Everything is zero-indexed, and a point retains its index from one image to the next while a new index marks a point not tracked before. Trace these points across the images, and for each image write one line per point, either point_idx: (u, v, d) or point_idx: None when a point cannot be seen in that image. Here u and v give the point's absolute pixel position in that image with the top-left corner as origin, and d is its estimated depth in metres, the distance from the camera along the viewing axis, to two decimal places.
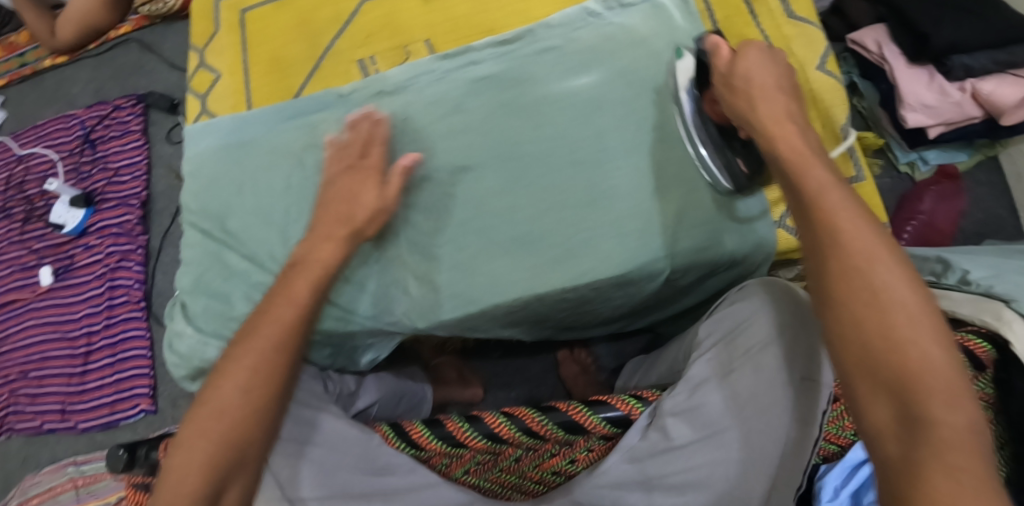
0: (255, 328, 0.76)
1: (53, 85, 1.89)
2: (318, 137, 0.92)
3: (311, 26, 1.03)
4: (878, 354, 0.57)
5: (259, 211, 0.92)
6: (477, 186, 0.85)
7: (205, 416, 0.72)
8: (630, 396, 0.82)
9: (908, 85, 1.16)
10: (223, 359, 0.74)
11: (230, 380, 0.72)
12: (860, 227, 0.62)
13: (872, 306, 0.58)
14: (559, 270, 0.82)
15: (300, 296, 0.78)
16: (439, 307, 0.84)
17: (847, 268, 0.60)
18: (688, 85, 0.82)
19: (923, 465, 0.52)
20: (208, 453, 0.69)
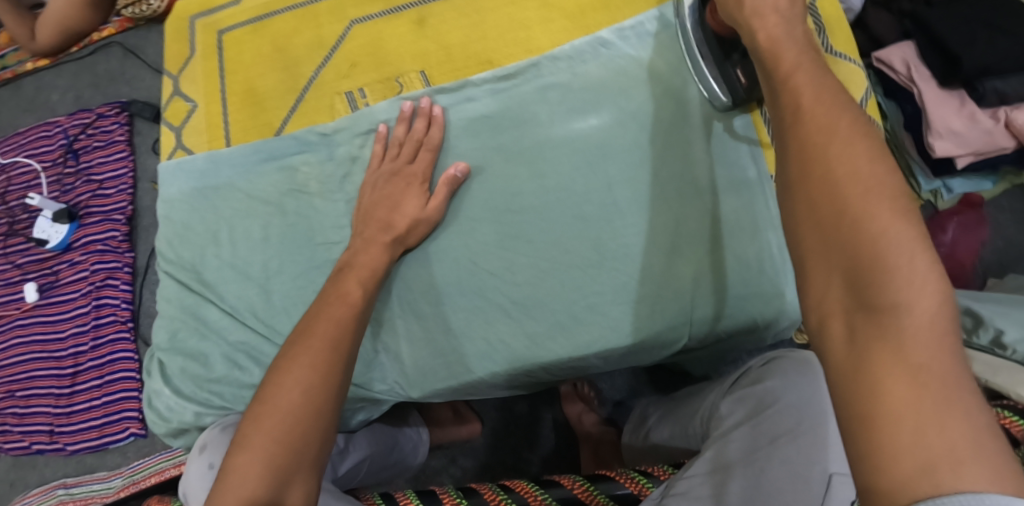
0: (310, 327, 0.66)
1: (34, 90, 1.81)
2: (302, 184, 0.87)
3: (290, 54, 0.96)
4: (829, 234, 0.46)
5: (238, 264, 0.86)
6: (469, 242, 0.79)
7: (252, 436, 0.59)
8: (639, 473, 0.75)
9: (937, 109, 1.07)
10: (313, 354, 0.64)
11: (327, 375, 0.63)
12: (830, 103, 0.51)
13: (826, 178, 0.47)
14: (562, 339, 0.76)
15: (338, 328, 0.67)
16: (433, 374, 0.79)
17: (805, 143, 0.49)
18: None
19: (875, 362, 0.42)
20: (262, 481, 0.57)
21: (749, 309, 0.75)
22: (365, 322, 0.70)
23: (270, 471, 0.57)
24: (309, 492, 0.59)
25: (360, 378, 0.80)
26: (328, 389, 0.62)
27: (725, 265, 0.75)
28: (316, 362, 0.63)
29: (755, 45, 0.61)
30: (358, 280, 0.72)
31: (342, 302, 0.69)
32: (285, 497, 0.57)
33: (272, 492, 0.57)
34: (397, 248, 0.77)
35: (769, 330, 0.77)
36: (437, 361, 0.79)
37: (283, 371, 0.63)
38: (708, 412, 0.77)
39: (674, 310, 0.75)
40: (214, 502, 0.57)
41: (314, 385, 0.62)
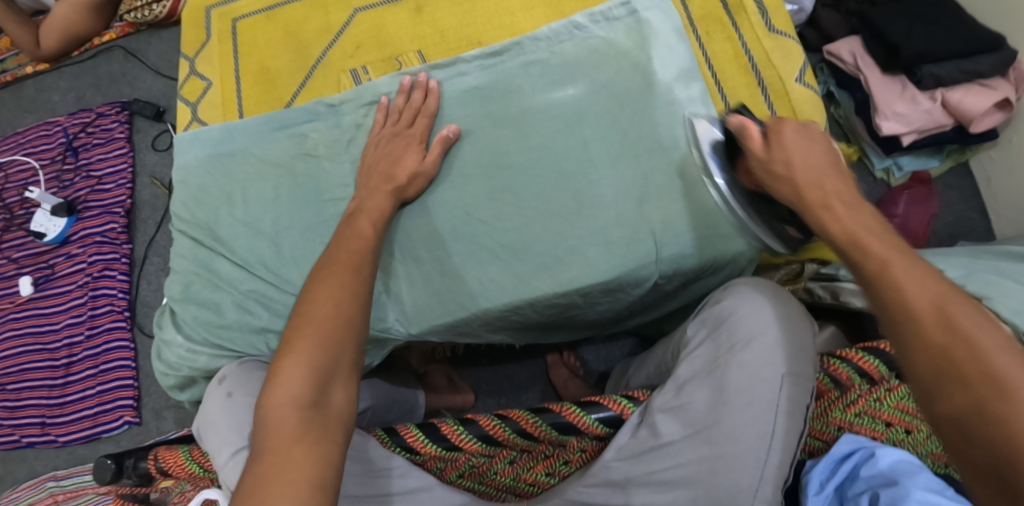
0: (335, 257, 0.75)
1: (34, 92, 1.87)
2: (310, 148, 0.95)
3: (299, 38, 1.05)
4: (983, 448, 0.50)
5: (250, 222, 0.93)
6: (463, 194, 0.87)
7: (296, 342, 0.66)
8: (621, 396, 0.83)
9: (882, 94, 1.20)
10: (340, 276, 0.72)
11: (353, 292, 0.71)
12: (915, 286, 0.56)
13: (931, 344, 0.54)
14: (548, 276, 0.84)
15: (350, 262, 0.74)
16: (431, 313, 0.86)
17: (939, 358, 0.53)
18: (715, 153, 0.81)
19: None
20: (306, 379, 0.64)
21: (713, 249, 0.84)
22: (375, 253, 0.78)
23: (315, 368, 0.65)
24: (348, 393, 0.66)
25: None
26: (358, 305, 0.71)
27: (693, 211, 0.84)
28: (343, 281, 0.72)
29: (831, 237, 0.64)
30: (369, 221, 0.80)
31: (357, 238, 0.78)
32: (328, 394, 0.65)
33: (316, 389, 0.64)
34: (400, 197, 0.85)
35: (734, 263, 0.86)
36: (434, 300, 0.86)
37: (315, 290, 0.71)
38: (677, 342, 0.87)
39: (643, 250, 0.83)
40: (264, 401, 0.64)
41: (344, 302, 0.70)
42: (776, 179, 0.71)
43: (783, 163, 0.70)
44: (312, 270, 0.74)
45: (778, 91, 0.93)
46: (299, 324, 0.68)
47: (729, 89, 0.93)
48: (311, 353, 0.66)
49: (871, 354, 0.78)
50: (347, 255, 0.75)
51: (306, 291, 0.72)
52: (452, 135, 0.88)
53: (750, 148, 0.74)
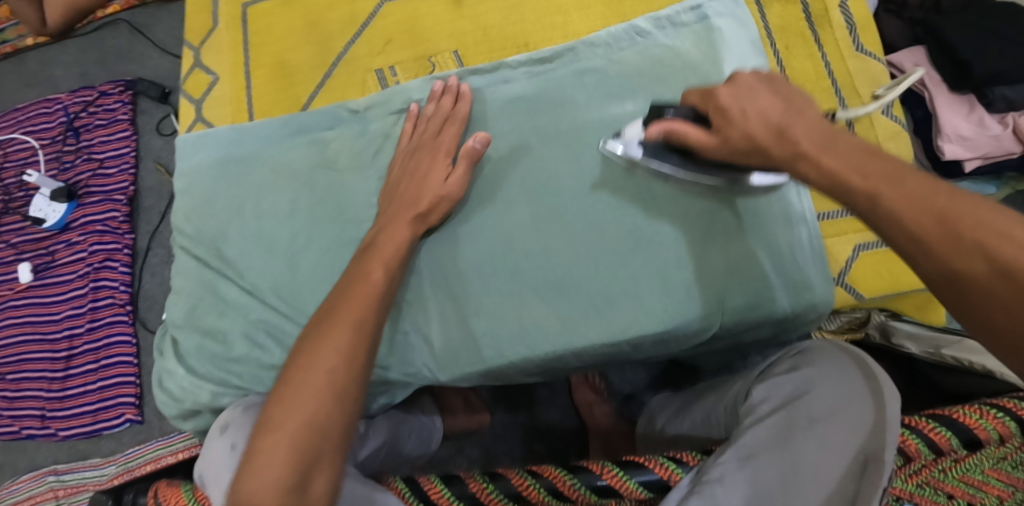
0: (335, 306, 0.67)
1: (36, 66, 1.76)
2: (331, 159, 0.84)
3: (322, 29, 0.93)
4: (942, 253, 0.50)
5: (261, 240, 0.83)
6: (505, 223, 0.77)
7: (280, 419, 0.60)
8: (669, 459, 0.73)
9: (946, 113, 0.99)
10: (338, 337, 0.65)
11: (351, 357, 0.64)
12: (880, 152, 0.55)
13: (995, 316, 0.47)
14: (598, 323, 0.74)
15: (350, 318, 0.66)
16: (466, 355, 0.77)
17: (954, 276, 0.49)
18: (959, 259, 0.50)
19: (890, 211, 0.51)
20: (286, 463, 0.58)
21: (784, 299, 0.75)
22: (387, 305, 0.70)
23: (299, 450, 0.59)
24: (332, 477, 0.60)
25: (389, 362, 0.78)
26: (352, 375, 0.64)
27: (762, 254, 0.75)
28: (341, 342, 0.64)
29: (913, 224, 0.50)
30: (385, 261, 0.71)
31: (364, 282, 0.69)
32: (308, 481, 0.58)
33: (297, 477, 0.58)
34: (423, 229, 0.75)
35: (804, 318, 0.77)
36: (469, 342, 0.77)
37: (309, 351, 0.64)
38: (736, 397, 0.81)
39: (706, 299, 0.74)
40: (242, 484, 0.58)
41: (338, 371, 0.63)
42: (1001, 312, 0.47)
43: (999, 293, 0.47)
44: (311, 322, 0.67)
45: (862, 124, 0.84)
46: (286, 394, 0.62)
47: None
48: (294, 433, 0.59)
49: (942, 422, 0.65)
50: (350, 309, 0.67)
51: (299, 352, 0.65)
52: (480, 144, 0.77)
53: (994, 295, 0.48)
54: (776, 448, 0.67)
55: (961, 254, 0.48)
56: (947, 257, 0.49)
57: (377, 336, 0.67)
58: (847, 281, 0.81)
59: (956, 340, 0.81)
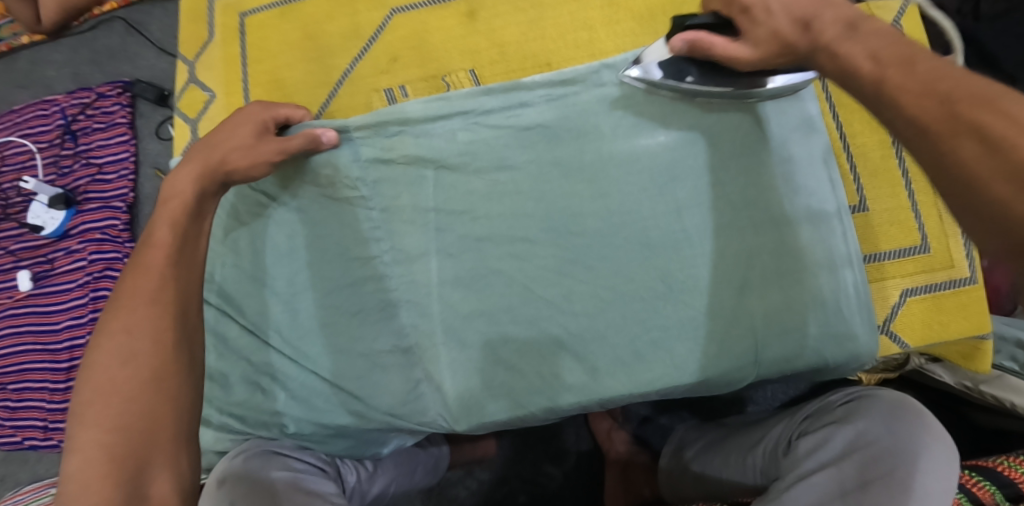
0: (126, 284, 0.63)
1: (29, 66, 1.65)
2: (328, 189, 0.76)
3: (321, 43, 0.87)
4: (936, 137, 0.47)
5: (260, 277, 0.78)
6: (525, 265, 0.72)
7: (82, 431, 0.57)
8: None
9: None
10: (131, 318, 0.62)
11: (151, 334, 0.61)
12: (906, 41, 0.52)
13: (986, 197, 0.45)
14: (624, 374, 0.69)
15: (145, 295, 0.63)
16: (483, 407, 0.72)
17: (942, 155, 0.47)
18: (950, 118, 0.47)
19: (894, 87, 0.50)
20: (105, 472, 0.55)
21: (825, 352, 0.69)
22: (188, 261, 0.67)
23: (112, 446, 0.57)
24: (176, 471, 0.58)
25: (400, 411, 0.73)
26: (161, 359, 0.61)
27: (804, 302, 0.69)
28: (127, 325, 0.61)
29: (916, 111, 0.48)
30: (168, 226, 0.67)
31: (154, 251, 0.65)
32: (147, 481, 0.56)
33: (123, 480, 0.55)
34: (216, 179, 0.71)
35: (842, 371, 0.71)
36: (486, 395, 0.72)
37: (102, 339, 0.61)
38: (777, 443, 0.75)
39: (742, 348, 0.68)
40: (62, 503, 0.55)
41: (136, 356, 0.60)
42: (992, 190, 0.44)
43: (1006, 171, 0.44)
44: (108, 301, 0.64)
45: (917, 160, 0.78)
46: (83, 395, 0.58)
47: (856, 146, 0.78)
48: (109, 434, 0.57)
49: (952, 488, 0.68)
50: (143, 284, 0.63)
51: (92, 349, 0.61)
52: (331, 144, 0.75)
53: (995, 160, 0.44)
54: None
55: (956, 132, 0.46)
56: (945, 136, 0.47)
57: (179, 304, 0.64)
58: (892, 330, 0.74)
59: (996, 376, 0.78)
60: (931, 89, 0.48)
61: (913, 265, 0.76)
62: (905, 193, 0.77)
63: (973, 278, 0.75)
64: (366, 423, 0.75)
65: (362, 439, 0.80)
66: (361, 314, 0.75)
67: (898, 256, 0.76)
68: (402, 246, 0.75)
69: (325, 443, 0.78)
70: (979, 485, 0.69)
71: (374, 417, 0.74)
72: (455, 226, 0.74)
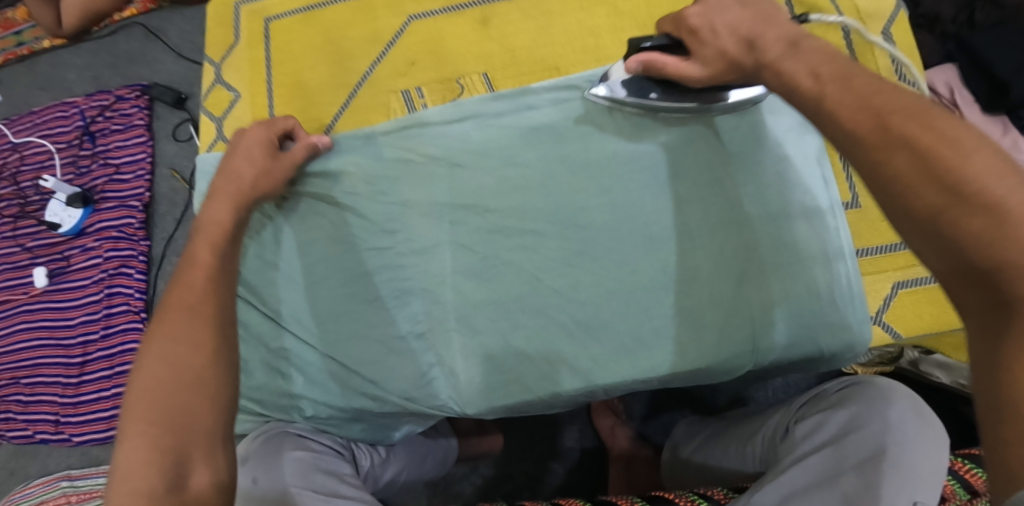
0: (171, 294, 0.65)
1: (49, 69, 1.68)
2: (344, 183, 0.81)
3: (342, 47, 0.91)
4: (872, 150, 0.49)
5: (281, 266, 0.82)
6: (534, 256, 0.76)
7: (130, 429, 0.57)
8: (695, 494, 0.75)
9: None
10: (176, 323, 0.63)
11: (194, 338, 0.63)
12: (840, 57, 0.55)
13: (918, 206, 0.47)
14: (628, 361, 0.73)
15: (190, 303, 0.65)
16: (493, 391, 0.75)
17: (878, 167, 0.49)
18: (881, 131, 0.49)
19: (832, 104, 0.53)
20: (153, 468, 0.55)
21: (819, 341, 0.72)
22: (229, 275, 0.69)
23: (158, 442, 0.57)
24: (214, 467, 0.58)
25: (414, 395, 0.77)
26: (206, 361, 0.62)
27: (801, 294, 0.72)
28: (176, 331, 0.63)
29: (851, 125, 0.51)
30: (208, 244, 0.70)
31: (196, 266, 0.68)
32: (188, 474, 0.56)
33: (168, 474, 0.55)
34: (248, 206, 0.75)
35: (835, 361, 0.75)
36: (495, 379, 0.75)
37: (149, 343, 0.62)
38: (774, 430, 0.79)
39: (740, 337, 0.72)
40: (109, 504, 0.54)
41: (181, 359, 0.61)
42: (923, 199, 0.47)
43: (937, 181, 0.46)
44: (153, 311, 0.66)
45: None
46: (131, 395, 0.59)
47: None
48: (154, 430, 0.57)
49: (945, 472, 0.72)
50: (186, 293, 0.65)
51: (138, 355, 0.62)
52: (325, 147, 0.82)
53: (926, 170, 0.47)
54: (823, 487, 0.65)
55: (885, 145, 0.49)
56: (876, 148, 0.49)
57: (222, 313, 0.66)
58: (884, 320, 0.79)
59: None
60: (862, 105, 0.51)
61: (901, 260, 0.80)
62: None
63: None
64: (379, 407, 0.79)
65: (376, 423, 0.83)
66: (377, 302, 0.79)
67: (889, 251, 0.80)
68: (418, 238, 0.79)
69: (341, 427, 0.82)
70: (971, 471, 0.72)
71: (387, 401, 0.78)
72: (468, 220, 0.78)
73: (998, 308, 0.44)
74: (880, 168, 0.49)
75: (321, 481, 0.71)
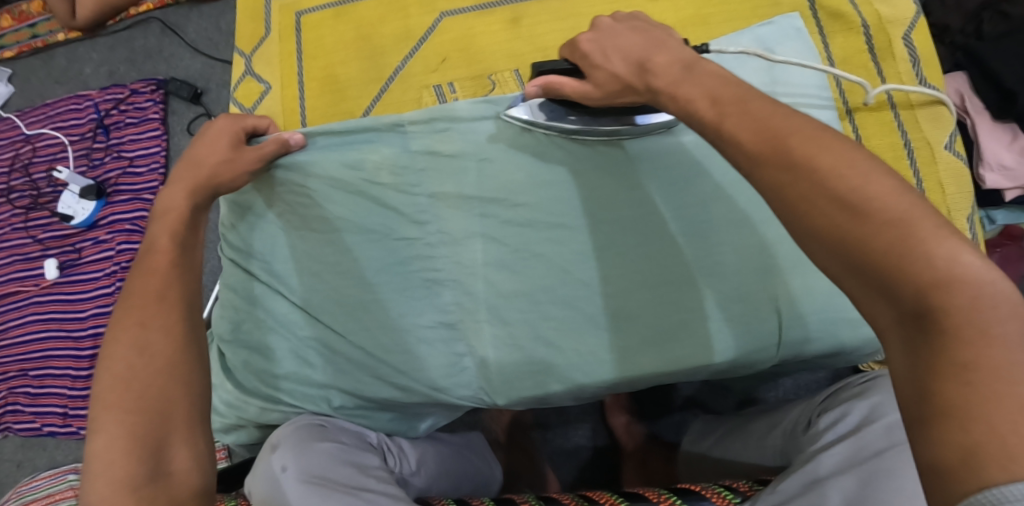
0: (134, 288, 0.68)
1: (65, 62, 1.68)
2: (371, 175, 0.82)
3: (373, 43, 0.93)
4: (769, 169, 0.49)
5: (309, 254, 0.83)
6: (562, 248, 0.78)
7: (102, 419, 0.61)
8: (722, 487, 0.76)
9: (988, 141, 0.97)
10: (146, 312, 0.66)
11: (166, 324, 0.66)
12: (733, 81, 0.56)
13: (814, 226, 0.47)
14: (655, 352, 0.75)
15: (157, 292, 0.68)
16: (522, 381, 0.77)
17: (776, 188, 0.48)
18: (782, 150, 0.49)
19: (731, 126, 0.52)
20: (129, 454, 0.59)
21: (842, 337, 0.74)
22: (193, 261, 0.72)
23: (136, 428, 0.60)
24: (193, 449, 0.62)
25: (445, 383, 0.79)
26: (177, 346, 0.66)
27: (825, 289, 0.74)
28: (144, 318, 0.66)
29: (751, 145, 0.51)
30: (168, 233, 0.72)
31: (158, 254, 0.70)
32: (168, 459, 0.60)
33: (147, 460, 0.59)
34: (207, 193, 0.76)
35: (853, 356, 0.77)
36: (526, 369, 0.77)
37: (116, 335, 0.65)
38: (795, 423, 0.81)
39: (765, 329, 0.74)
40: (87, 495, 0.58)
41: (150, 347, 0.64)
42: (822, 216, 0.46)
43: (832, 201, 0.46)
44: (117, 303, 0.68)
45: (926, 159, 0.85)
46: (103, 387, 0.62)
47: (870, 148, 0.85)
48: (128, 417, 0.60)
49: None
50: (155, 282, 0.68)
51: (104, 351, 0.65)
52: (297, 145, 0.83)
53: (823, 188, 0.46)
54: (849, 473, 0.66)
55: (778, 166, 0.48)
56: (772, 167, 0.49)
57: (188, 299, 0.69)
58: None
59: None
60: (764, 127, 0.51)
61: None
62: None
63: None
64: (408, 397, 0.80)
65: (402, 411, 0.85)
66: (408, 292, 0.81)
67: None
68: (447, 229, 0.80)
69: (370, 418, 0.84)
70: None
71: (416, 390, 0.80)
72: (498, 212, 0.80)
73: (921, 326, 0.42)
74: (775, 191, 0.49)
75: (344, 474, 0.70)
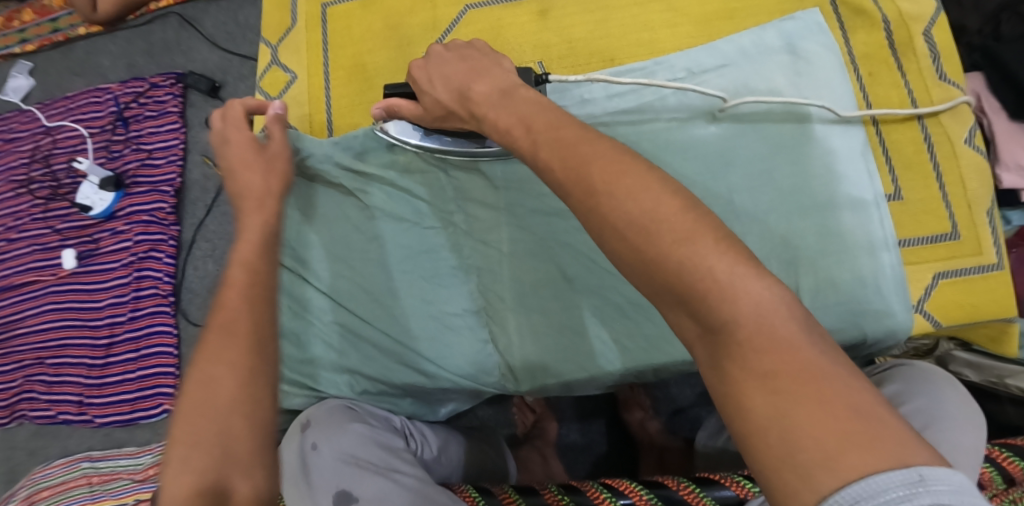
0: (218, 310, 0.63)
1: (84, 55, 1.67)
2: (403, 166, 0.84)
3: (402, 32, 0.95)
4: (576, 196, 0.50)
5: (340, 242, 0.85)
6: (590, 238, 0.78)
7: (173, 448, 0.56)
8: (743, 477, 0.76)
9: (1006, 140, 0.95)
10: (225, 340, 0.61)
11: (247, 359, 0.60)
12: (549, 106, 0.57)
13: (618, 251, 0.47)
14: (679, 342, 0.75)
15: (237, 323, 0.62)
16: (547, 368, 0.78)
17: (586, 212, 0.49)
18: (588, 177, 0.49)
19: (559, 148, 0.53)
20: (192, 491, 0.54)
21: (865, 328, 0.75)
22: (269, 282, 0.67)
23: (204, 467, 0.55)
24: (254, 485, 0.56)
25: (470, 370, 0.80)
26: (255, 385, 0.59)
27: (846, 280, 0.76)
28: (229, 353, 0.60)
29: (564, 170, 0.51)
30: (246, 262, 0.67)
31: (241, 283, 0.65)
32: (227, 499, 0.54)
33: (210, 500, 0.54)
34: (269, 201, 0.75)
35: (880, 347, 0.78)
36: (554, 357, 0.78)
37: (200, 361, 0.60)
38: None
39: None
40: None
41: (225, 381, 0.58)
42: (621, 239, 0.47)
43: (628, 227, 0.47)
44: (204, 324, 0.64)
45: (947, 154, 0.85)
46: (178, 411, 0.58)
47: (892, 141, 0.86)
48: (198, 455, 0.55)
49: (1014, 451, 0.72)
50: (232, 309, 0.63)
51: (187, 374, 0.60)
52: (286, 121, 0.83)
53: (623, 214, 0.47)
54: None
55: (584, 192, 0.49)
56: (580, 193, 0.50)
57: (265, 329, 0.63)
58: (925, 309, 0.81)
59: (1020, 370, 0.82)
60: (586, 147, 0.51)
61: (942, 251, 0.83)
62: (935, 185, 0.84)
63: (998, 263, 0.82)
64: (432, 383, 0.81)
65: (424, 397, 0.86)
66: (437, 278, 0.82)
67: (930, 241, 0.83)
68: (475, 216, 0.82)
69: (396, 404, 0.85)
70: (1009, 459, 0.72)
71: (442, 377, 0.80)
72: (524, 201, 0.81)
73: (718, 340, 0.43)
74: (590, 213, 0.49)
75: (377, 455, 0.71)
